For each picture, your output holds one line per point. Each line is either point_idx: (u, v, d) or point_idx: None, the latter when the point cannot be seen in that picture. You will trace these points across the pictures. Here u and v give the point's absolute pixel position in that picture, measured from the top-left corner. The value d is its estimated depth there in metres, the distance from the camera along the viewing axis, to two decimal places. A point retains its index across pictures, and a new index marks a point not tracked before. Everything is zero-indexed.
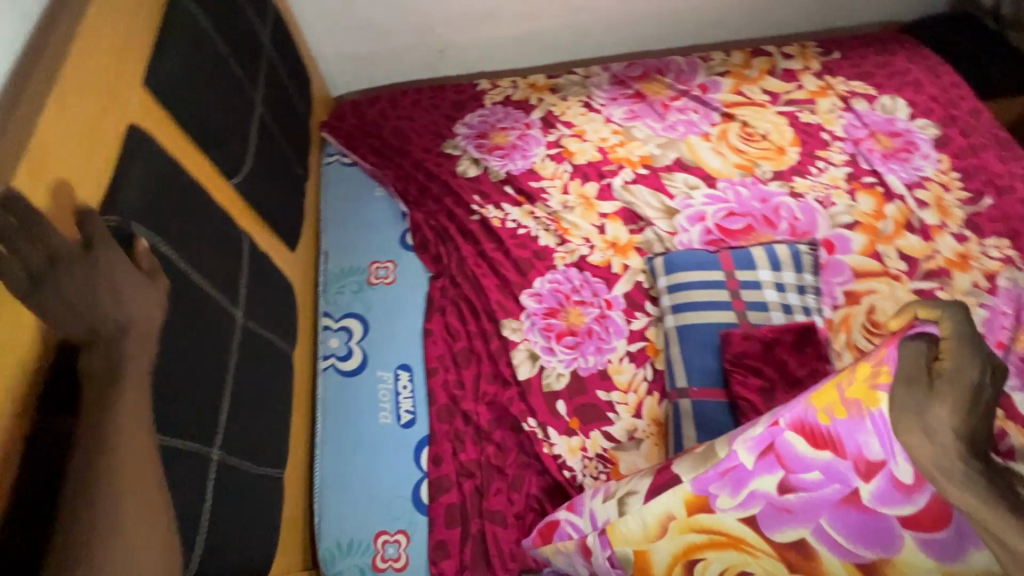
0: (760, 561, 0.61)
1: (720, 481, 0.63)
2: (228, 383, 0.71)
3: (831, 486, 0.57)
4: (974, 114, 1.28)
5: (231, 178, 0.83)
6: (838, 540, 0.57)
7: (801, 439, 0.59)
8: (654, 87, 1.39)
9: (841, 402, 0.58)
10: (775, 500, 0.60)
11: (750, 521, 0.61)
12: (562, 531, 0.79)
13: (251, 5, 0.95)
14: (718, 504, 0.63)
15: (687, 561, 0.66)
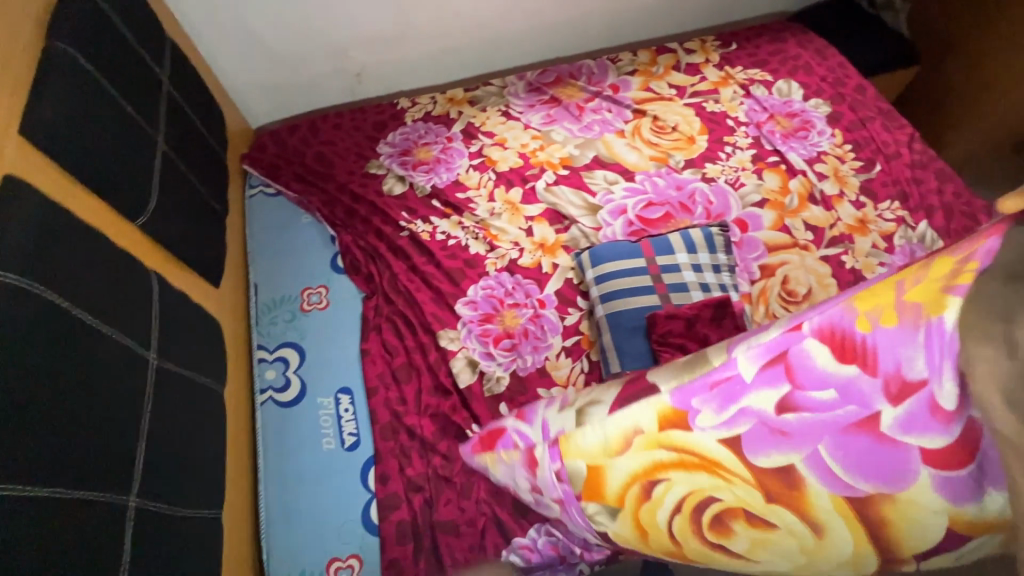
0: (733, 488, 0.56)
1: (708, 395, 0.58)
2: (143, 427, 0.70)
3: (846, 408, 0.52)
4: (859, 90, 1.39)
5: (136, 220, 0.84)
6: (835, 470, 0.52)
7: (825, 349, 0.54)
8: (568, 90, 1.43)
9: (892, 307, 0.52)
10: (770, 420, 0.55)
11: (731, 442, 0.56)
12: (506, 440, 0.76)
13: (144, 45, 0.93)
14: (698, 422, 0.58)
15: (647, 481, 0.60)
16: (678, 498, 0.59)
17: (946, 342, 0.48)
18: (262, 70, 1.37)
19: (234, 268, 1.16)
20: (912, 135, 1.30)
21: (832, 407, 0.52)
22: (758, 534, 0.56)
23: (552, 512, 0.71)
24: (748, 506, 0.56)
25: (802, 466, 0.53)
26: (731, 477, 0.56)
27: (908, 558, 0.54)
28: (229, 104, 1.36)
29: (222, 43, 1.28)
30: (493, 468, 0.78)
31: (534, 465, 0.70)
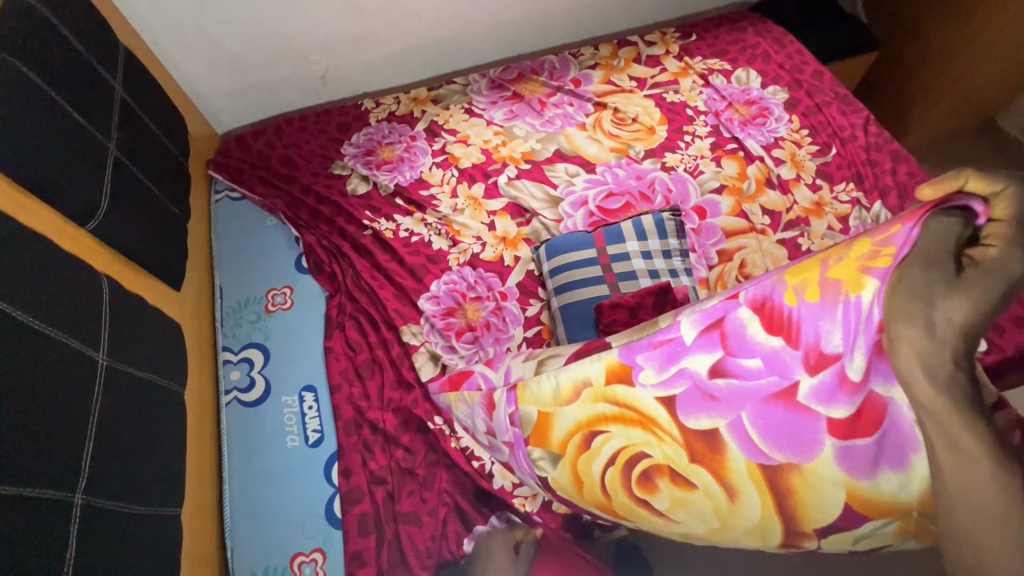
0: (663, 446, 0.67)
1: (652, 354, 0.69)
2: (92, 425, 0.71)
3: (769, 377, 0.63)
4: (816, 76, 1.41)
5: (85, 224, 0.85)
6: (753, 438, 0.63)
7: (758, 322, 0.65)
8: (530, 86, 1.45)
9: (818, 286, 0.63)
10: (702, 384, 0.66)
11: (666, 400, 0.67)
12: (472, 381, 0.87)
13: (94, 53, 0.95)
14: (640, 378, 0.69)
15: (589, 433, 0.72)
16: (614, 451, 0.70)
17: (861, 320, 0.60)
18: (225, 75, 1.38)
19: (198, 273, 1.17)
20: (868, 118, 1.32)
21: (757, 373, 0.64)
22: (679, 492, 0.67)
23: (499, 453, 0.84)
24: (672, 465, 0.67)
25: (724, 429, 0.64)
26: (660, 436, 0.67)
27: (811, 534, 0.64)
28: (193, 111, 1.37)
29: (182, 49, 1.29)
30: (455, 407, 0.90)
31: (492, 408, 0.82)
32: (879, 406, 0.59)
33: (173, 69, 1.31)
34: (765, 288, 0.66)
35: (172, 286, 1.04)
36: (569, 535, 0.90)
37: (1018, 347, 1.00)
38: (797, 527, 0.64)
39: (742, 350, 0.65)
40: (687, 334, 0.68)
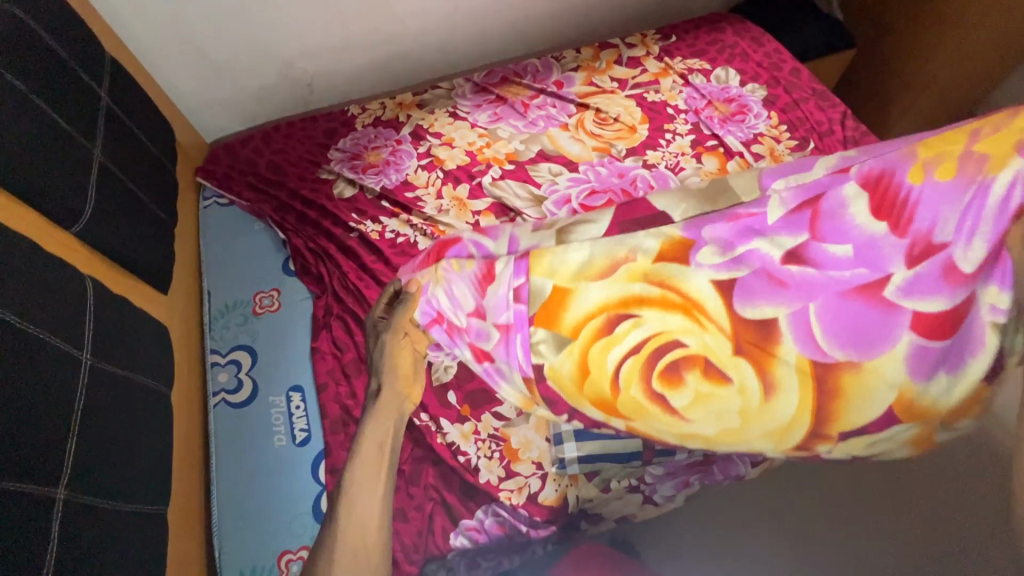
0: (704, 335, 0.61)
1: (726, 229, 0.62)
2: (75, 424, 0.72)
3: (853, 267, 0.56)
4: (794, 73, 1.44)
5: (70, 227, 0.87)
6: (818, 328, 0.57)
7: (862, 201, 0.56)
8: (514, 89, 1.47)
9: (948, 164, 0.54)
10: (773, 268, 0.59)
11: (724, 284, 0.61)
12: (461, 250, 0.77)
13: (79, 61, 0.97)
14: (698, 258, 0.62)
15: (615, 318, 0.63)
16: (642, 339, 0.63)
17: (986, 209, 0.51)
18: (211, 84, 1.40)
19: (186, 278, 1.18)
20: (845, 113, 1.35)
21: (841, 262, 0.57)
22: (707, 386, 0.61)
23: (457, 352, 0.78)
24: (707, 355, 0.61)
25: (782, 319, 0.59)
26: (695, 324, 0.62)
27: (833, 437, 0.60)
28: (181, 120, 1.40)
29: (169, 60, 1.31)
30: (429, 287, 0.77)
31: (489, 281, 0.72)
32: (964, 305, 0.52)
33: (161, 79, 1.33)
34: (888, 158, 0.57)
35: (159, 290, 1.05)
36: (554, 527, 0.93)
37: None
38: (822, 430, 0.59)
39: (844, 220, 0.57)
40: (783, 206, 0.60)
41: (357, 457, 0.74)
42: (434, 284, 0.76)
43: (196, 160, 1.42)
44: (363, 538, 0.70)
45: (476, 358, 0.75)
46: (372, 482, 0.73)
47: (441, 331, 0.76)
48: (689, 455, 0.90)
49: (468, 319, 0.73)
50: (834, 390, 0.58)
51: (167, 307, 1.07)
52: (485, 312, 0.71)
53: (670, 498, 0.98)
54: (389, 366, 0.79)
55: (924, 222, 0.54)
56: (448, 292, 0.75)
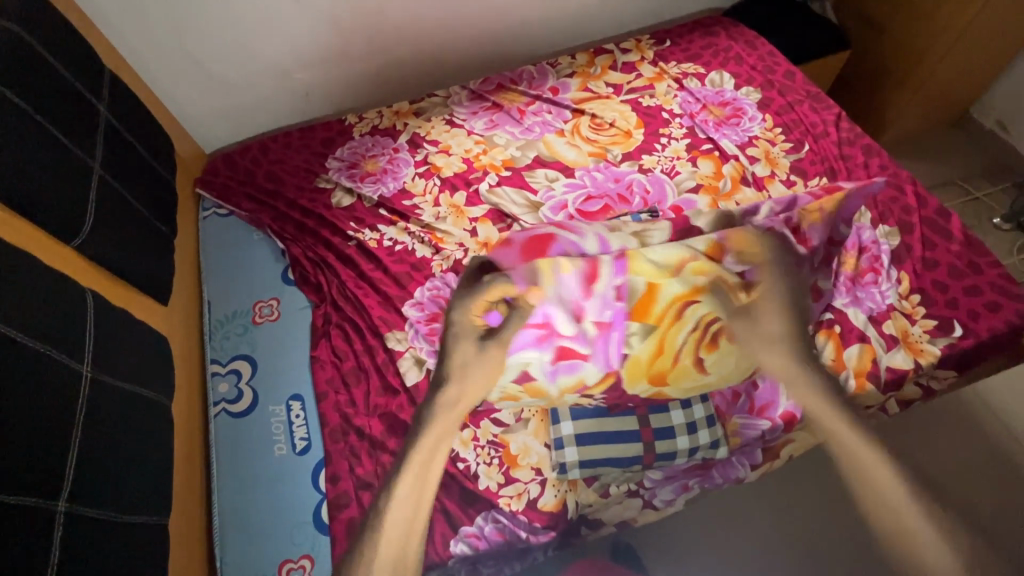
0: (732, 315, 0.96)
1: (739, 243, 0.97)
2: (74, 435, 0.72)
3: (794, 266, 1.00)
4: (788, 76, 1.45)
5: (69, 240, 0.88)
6: (773, 302, 0.99)
7: (792, 237, 1.01)
8: (510, 96, 1.48)
9: (814, 223, 1.04)
10: (765, 265, 0.97)
11: (740, 277, 0.96)
12: (559, 246, 0.96)
13: (77, 75, 0.98)
14: (729, 262, 0.96)
15: (685, 304, 0.94)
16: (698, 316, 0.94)
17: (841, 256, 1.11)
18: (210, 96, 1.41)
19: (186, 288, 1.19)
20: (840, 114, 1.35)
21: (792, 264, 1.00)
22: (722, 347, 0.96)
23: (530, 357, 0.94)
24: (733, 330, 0.97)
25: (761, 300, 0.97)
26: (735, 306, 0.96)
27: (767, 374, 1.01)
28: (180, 131, 1.41)
29: (167, 73, 1.32)
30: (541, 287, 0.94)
31: (592, 280, 0.93)
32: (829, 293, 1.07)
33: (160, 92, 1.35)
34: (784, 202, 1.03)
35: (159, 301, 1.06)
36: (554, 532, 0.93)
37: (992, 331, 1.02)
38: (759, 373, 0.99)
39: (790, 241, 1.00)
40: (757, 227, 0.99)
41: (431, 421, 0.99)
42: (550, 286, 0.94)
43: (195, 171, 1.44)
44: (416, 488, 0.94)
45: (556, 360, 0.94)
46: (434, 447, 0.97)
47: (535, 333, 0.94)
48: (689, 459, 0.96)
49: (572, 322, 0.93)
50: (747, 334, 0.97)
51: (168, 318, 1.08)
52: (584, 315, 0.93)
53: (670, 503, 0.97)
54: (484, 363, 0.97)
55: (795, 247, 1.00)
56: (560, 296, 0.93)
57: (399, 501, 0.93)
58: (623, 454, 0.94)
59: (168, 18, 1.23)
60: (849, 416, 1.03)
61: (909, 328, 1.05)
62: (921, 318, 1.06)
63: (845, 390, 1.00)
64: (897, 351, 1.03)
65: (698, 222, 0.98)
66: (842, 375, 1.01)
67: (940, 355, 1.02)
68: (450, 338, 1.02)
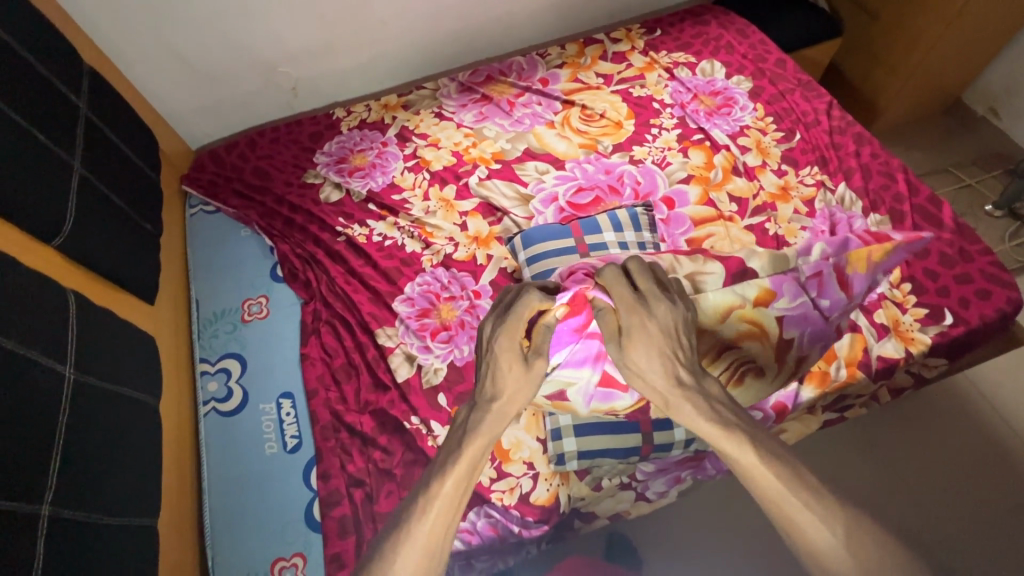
0: (770, 352, 0.88)
1: (791, 288, 0.90)
2: (58, 439, 0.71)
3: (834, 309, 0.92)
4: (779, 64, 1.43)
5: (50, 241, 0.86)
6: (806, 344, 0.90)
7: (835, 279, 0.92)
8: (499, 88, 1.46)
9: (864, 264, 0.94)
10: (806, 310, 0.90)
11: (782, 320, 0.89)
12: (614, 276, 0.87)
13: (54, 72, 0.96)
14: (778, 305, 0.89)
15: (726, 348, 0.86)
16: (734, 360, 0.86)
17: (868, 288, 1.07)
18: (194, 91, 1.39)
19: (173, 287, 1.18)
20: (831, 103, 1.34)
21: (833, 306, 0.91)
22: (753, 385, 0.88)
23: (574, 377, 0.84)
24: (764, 368, 0.88)
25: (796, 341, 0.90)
26: (775, 347, 0.88)
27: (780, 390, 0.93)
28: (165, 128, 1.39)
29: (151, 69, 1.30)
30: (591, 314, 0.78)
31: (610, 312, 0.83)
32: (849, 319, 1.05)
33: (144, 89, 1.33)
34: (835, 244, 0.96)
35: (146, 301, 1.05)
36: (547, 526, 0.93)
37: (983, 319, 1.02)
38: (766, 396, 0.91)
39: (831, 288, 0.92)
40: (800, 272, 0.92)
41: (467, 448, 0.68)
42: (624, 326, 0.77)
43: (181, 167, 1.41)
44: (433, 546, 0.62)
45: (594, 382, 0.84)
46: (466, 481, 0.66)
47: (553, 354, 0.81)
48: (685, 450, 0.94)
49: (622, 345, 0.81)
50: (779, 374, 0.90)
51: (155, 318, 1.07)
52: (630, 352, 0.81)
53: (662, 495, 0.98)
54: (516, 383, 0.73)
55: (838, 292, 0.92)
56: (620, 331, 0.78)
57: (412, 560, 0.61)
58: (619, 447, 0.92)
59: (149, 12, 1.21)
60: (840, 405, 1.04)
61: (900, 316, 1.05)
62: (913, 306, 1.06)
63: (836, 378, 0.99)
64: (888, 339, 1.03)
65: (752, 264, 0.91)
66: (833, 366, 1.00)
67: (931, 342, 1.02)
68: (488, 347, 0.75)
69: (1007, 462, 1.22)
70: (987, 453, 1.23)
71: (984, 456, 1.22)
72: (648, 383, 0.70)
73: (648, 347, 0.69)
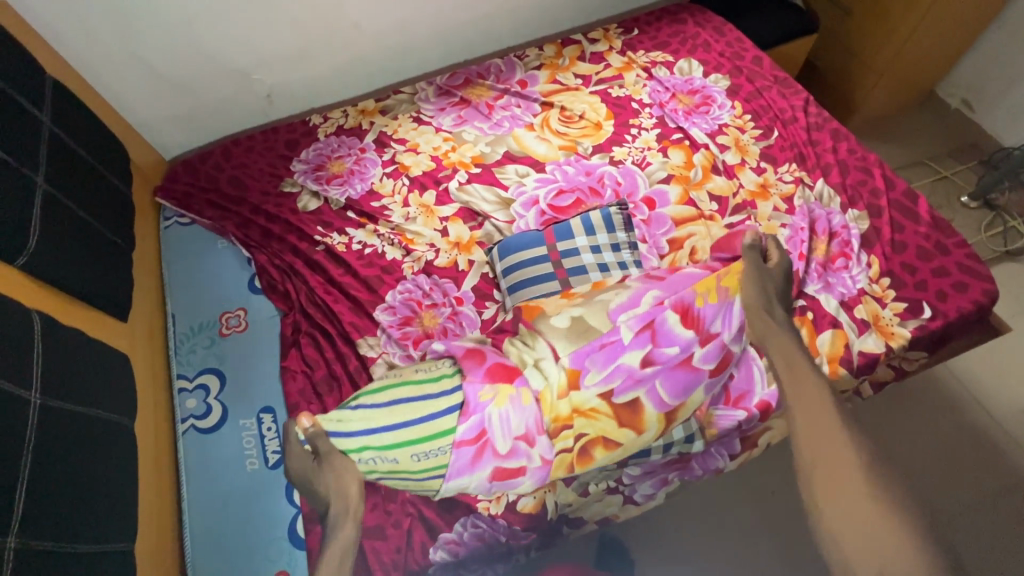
0: (600, 423, 0.81)
1: (598, 355, 0.80)
2: (25, 468, 0.69)
3: (677, 352, 0.82)
4: (756, 61, 1.44)
5: (14, 261, 0.84)
6: (664, 397, 0.82)
7: (676, 319, 0.82)
8: (477, 90, 1.44)
9: (715, 292, 0.86)
10: (634, 372, 0.80)
11: (606, 394, 0.80)
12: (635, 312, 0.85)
13: (17, 87, 0.94)
14: (588, 379, 0.80)
15: (563, 425, 0.79)
16: (584, 436, 0.81)
17: (846, 286, 1.08)
18: (166, 101, 1.36)
19: (147, 303, 1.15)
20: (807, 100, 1.35)
21: (672, 340, 0.81)
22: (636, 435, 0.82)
23: (466, 481, 0.78)
24: (612, 434, 0.82)
25: (642, 397, 0.80)
26: (594, 419, 0.80)
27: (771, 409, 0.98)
28: (136, 139, 1.36)
29: (119, 80, 1.27)
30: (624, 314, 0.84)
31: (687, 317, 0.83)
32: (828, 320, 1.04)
33: (113, 100, 1.30)
34: (667, 287, 0.87)
35: (122, 321, 1.04)
36: (534, 534, 0.94)
37: (960, 313, 1.04)
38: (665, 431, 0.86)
39: (670, 335, 0.81)
40: (626, 329, 0.81)
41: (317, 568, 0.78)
42: (488, 407, 0.76)
43: (154, 178, 1.38)
44: None
45: (490, 478, 0.78)
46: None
47: (680, 288, 0.86)
48: (664, 454, 0.94)
49: (514, 441, 0.77)
50: (637, 427, 0.82)
51: (130, 336, 1.05)
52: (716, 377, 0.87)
53: (649, 497, 0.99)
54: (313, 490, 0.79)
55: (678, 336, 0.82)
56: (478, 417, 0.76)
57: None
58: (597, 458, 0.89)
59: (115, 22, 1.18)
60: None
61: (880, 311, 1.06)
62: (892, 301, 1.07)
63: None
64: (869, 335, 1.03)
65: (558, 333, 0.83)
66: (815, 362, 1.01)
67: (910, 336, 1.03)
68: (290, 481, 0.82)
69: (984, 450, 1.24)
70: (966, 440, 1.25)
71: (964, 445, 1.25)
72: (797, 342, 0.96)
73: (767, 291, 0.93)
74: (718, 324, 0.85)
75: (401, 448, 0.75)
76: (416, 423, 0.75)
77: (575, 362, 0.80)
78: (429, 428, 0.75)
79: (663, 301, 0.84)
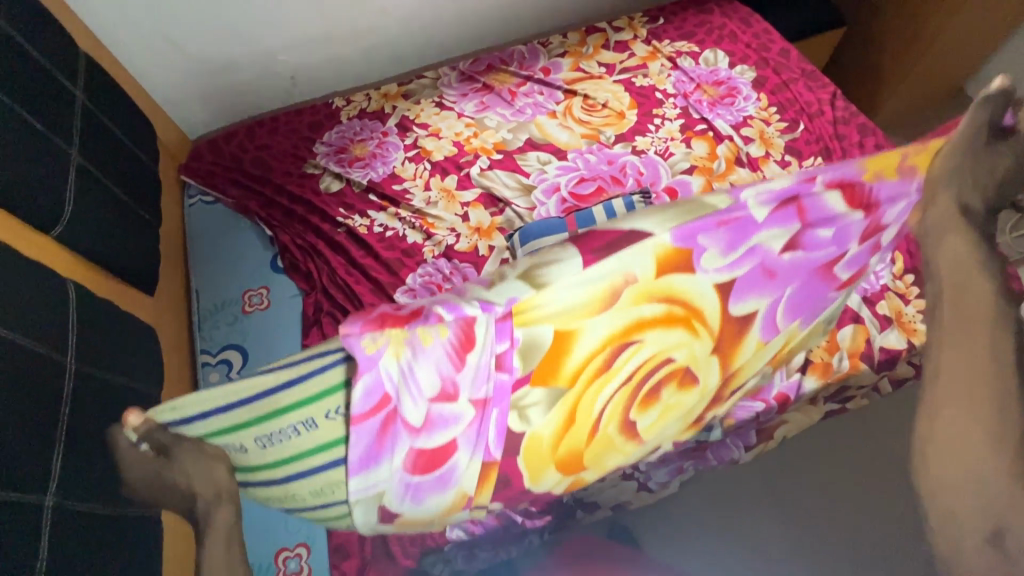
0: (695, 342, 0.72)
1: (721, 235, 0.63)
2: (61, 431, 0.71)
3: (829, 248, 0.72)
4: (783, 54, 1.42)
5: (50, 230, 0.87)
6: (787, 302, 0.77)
7: (838, 195, 0.66)
8: (500, 77, 1.44)
9: (898, 165, 0.66)
10: (767, 261, 0.68)
11: (724, 285, 0.68)
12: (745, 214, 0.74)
13: (53, 60, 0.95)
14: (704, 263, 0.65)
15: (617, 350, 0.65)
16: (644, 356, 0.69)
17: (870, 283, 1.07)
18: (191, 80, 1.37)
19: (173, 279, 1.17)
20: (835, 93, 1.33)
21: (825, 241, 0.70)
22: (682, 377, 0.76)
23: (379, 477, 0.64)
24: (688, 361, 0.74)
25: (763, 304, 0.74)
26: (674, 335, 0.69)
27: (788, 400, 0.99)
28: (162, 118, 1.37)
29: (148, 59, 1.29)
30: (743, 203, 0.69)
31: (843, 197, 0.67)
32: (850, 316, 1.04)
33: (141, 77, 1.31)
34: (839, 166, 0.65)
35: (148, 295, 1.07)
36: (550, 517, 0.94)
37: None
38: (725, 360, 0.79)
39: (822, 218, 0.68)
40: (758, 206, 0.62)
41: None
42: (380, 362, 0.55)
43: (179, 157, 1.40)
44: None
45: (407, 462, 0.63)
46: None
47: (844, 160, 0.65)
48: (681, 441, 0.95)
49: (427, 406, 0.59)
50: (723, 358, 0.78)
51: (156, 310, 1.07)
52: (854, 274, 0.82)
53: (664, 485, 0.99)
54: None
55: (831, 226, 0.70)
56: (370, 380, 0.56)
57: None
58: None
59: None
60: (840, 396, 1.03)
61: (903, 308, 1.05)
62: (916, 298, 1.06)
63: (839, 369, 1.00)
64: (891, 331, 1.03)
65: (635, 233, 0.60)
66: (836, 357, 1.00)
67: None
68: None
69: None
70: None
71: None
72: (958, 254, 0.72)
73: (985, 171, 0.67)
74: (892, 210, 0.70)
75: (241, 433, 0.59)
76: (250, 403, 0.57)
77: (676, 242, 0.61)
78: (272, 405, 0.58)
79: (817, 174, 0.64)
